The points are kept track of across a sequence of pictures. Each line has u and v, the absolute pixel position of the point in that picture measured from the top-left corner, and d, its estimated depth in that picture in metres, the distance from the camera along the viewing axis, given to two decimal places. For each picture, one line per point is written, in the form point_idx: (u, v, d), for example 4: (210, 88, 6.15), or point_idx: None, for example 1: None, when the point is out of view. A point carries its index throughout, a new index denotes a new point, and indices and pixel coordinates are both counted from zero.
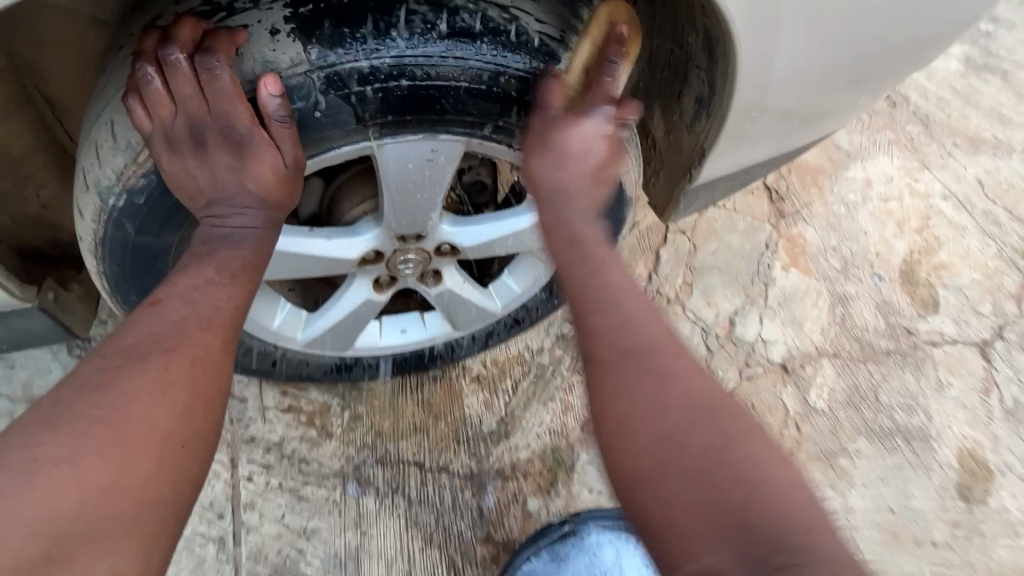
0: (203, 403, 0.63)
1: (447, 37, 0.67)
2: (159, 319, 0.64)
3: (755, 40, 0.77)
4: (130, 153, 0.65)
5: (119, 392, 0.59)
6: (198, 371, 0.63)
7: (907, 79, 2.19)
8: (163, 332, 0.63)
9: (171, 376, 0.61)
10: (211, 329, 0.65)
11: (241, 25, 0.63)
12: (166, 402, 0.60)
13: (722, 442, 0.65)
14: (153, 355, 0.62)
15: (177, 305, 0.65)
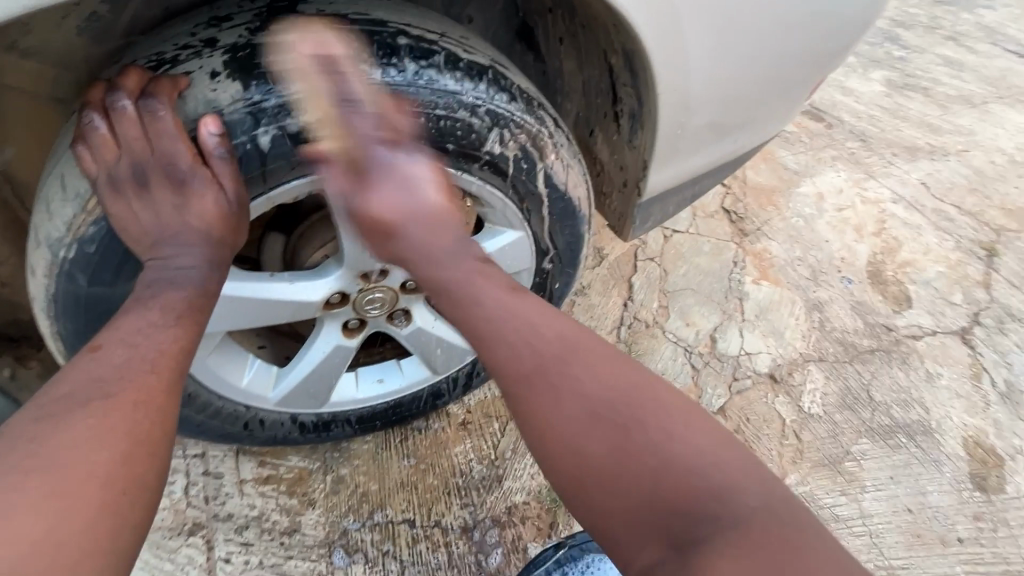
0: (148, 446, 0.59)
1: (380, 66, 0.70)
2: (99, 364, 0.62)
3: (667, 52, 0.84)
4: (79, 203, 0.66)
5: (56, 440, 0.55)
6: (142, 413, 0.60)
7: (838, 102, 2.36)
8: (103, 376, 0.61)
9: (111, 420, 0.58)
10: (154, 372, 0.63)
11: (184, 72, 0.65)
12: (106, 446, 0.57)
13: (624, 434, 0.61)
14: (93, 400, 0.59)
15: (117, 347, 0.63)
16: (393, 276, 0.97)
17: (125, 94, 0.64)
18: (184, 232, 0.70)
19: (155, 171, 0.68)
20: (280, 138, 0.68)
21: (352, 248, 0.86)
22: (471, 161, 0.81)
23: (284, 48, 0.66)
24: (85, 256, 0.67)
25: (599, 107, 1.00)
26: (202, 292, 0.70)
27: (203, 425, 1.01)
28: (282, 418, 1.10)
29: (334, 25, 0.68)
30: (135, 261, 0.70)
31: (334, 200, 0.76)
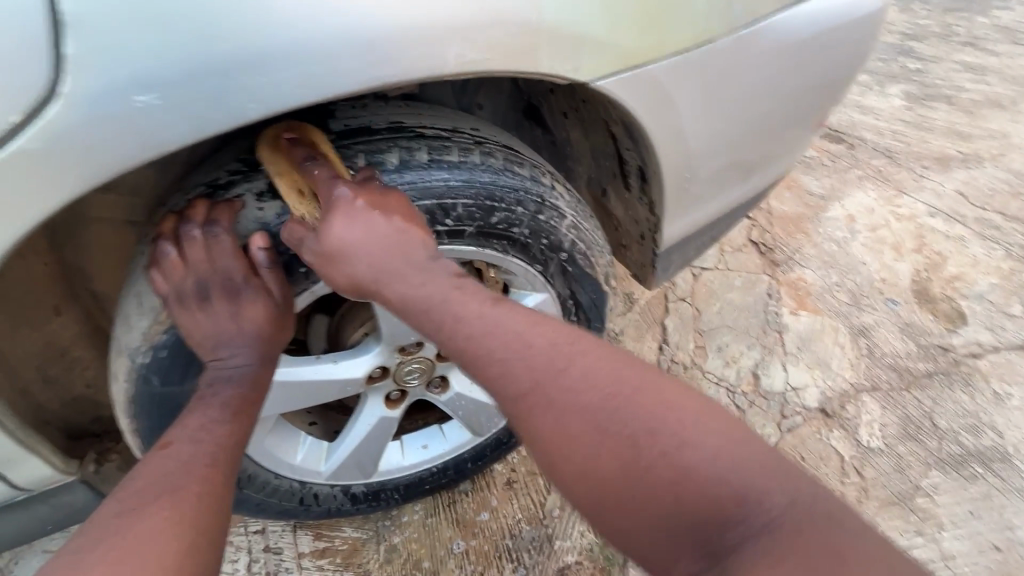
0: (212, 535, 0.61)
1: (400, 168, 0.78)
2: (170, 460, 0.66)
3: (662, 118, 0.90)
4: (153, 314, 0.74)
5: (133, 533, 0.58)
6: (206, 504, 0.63)
7: (858, 121, 2.34)
8: (173, 472, 0.65)
9: (180, 511, 0.61)
10: (216, 465, 0.67)
11: (236, 194, 0.73)
12: (174, 534, 0.59)
13: (634, 443, 0.55)
14: (164, 493, 0.62)
15: (187, 444, 0.68)
16: (428, 346, 1.02)
17: (193, 223, 0.71)
18: (241, 335, 0.76)
19: (216, 287, 0.74)
20: None
21: (387, 326, 0.93)
22: (489, 239, 0.87)
23: None
24: (158, 360, 0.75)
25: (608, 169, 1.05)
26: (253, 389, 0.77)
27: (262, 504, 1.07)
28: (334, 491, 1.14)
29: (359, 137, 0.77)
30: (198, 360, 0.77)
31: None
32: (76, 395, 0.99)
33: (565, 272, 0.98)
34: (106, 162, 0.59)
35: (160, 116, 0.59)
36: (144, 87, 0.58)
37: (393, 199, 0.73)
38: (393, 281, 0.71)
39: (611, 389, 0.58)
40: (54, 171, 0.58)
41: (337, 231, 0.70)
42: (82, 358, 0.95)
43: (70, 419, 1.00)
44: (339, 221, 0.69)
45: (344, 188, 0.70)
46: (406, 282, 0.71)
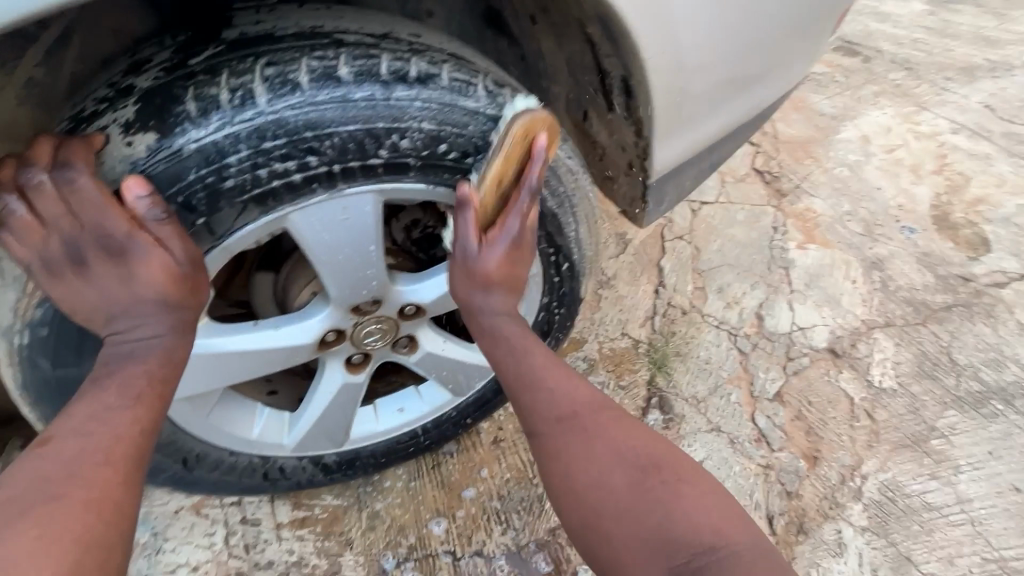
0: (100, 554, 0.53)
1: (311, 84, 0.61)
2: (49, 461, 0.55)
3: (648, 11, 0.73)
4: (17, 286, 0.60)
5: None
6: (95, 515, 0.54)
7: (875, 29, 2.09)
8: (52, 477, 0.54)
9: (59, 528, 0.51)
10: (108, 464, 0.56)
11: (100, 128, 0.59)
12: (53, 559, 0.50)
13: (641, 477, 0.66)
14: (38, 507, 0.52)
15: (71, 438, 0.57)
16: (386, 305, 0.89)
17: (36, 168, 0.55)
18: (140, 304, 0.62)
19: (91, 247, 0.59)
20: (217, 183, 0.61)
21: (333, 284, 0.80)
22: (436, 174, 0.71)
23: (200, 83, 0.59)
24: (42, 338, 0.63)
25: (588, 85, 0.88)
26: (166, 362, 0.64)
27: (221, 481, 0.98)
28: (302, 463, 1.06)
29: (258, 46, 0.61)
30: (94, 335, 0.64)
31: (300, 238, 0.70)
32: None
33: (537, 210, 0.83)
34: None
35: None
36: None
37: (134, 245, 0.60)
38: (128, 316, 0.62)
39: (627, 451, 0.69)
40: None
41: (82, 294, 0.61)
42: None
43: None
44: (105, 285, 0.61)
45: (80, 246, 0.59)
46: (124, 333, 0.63)
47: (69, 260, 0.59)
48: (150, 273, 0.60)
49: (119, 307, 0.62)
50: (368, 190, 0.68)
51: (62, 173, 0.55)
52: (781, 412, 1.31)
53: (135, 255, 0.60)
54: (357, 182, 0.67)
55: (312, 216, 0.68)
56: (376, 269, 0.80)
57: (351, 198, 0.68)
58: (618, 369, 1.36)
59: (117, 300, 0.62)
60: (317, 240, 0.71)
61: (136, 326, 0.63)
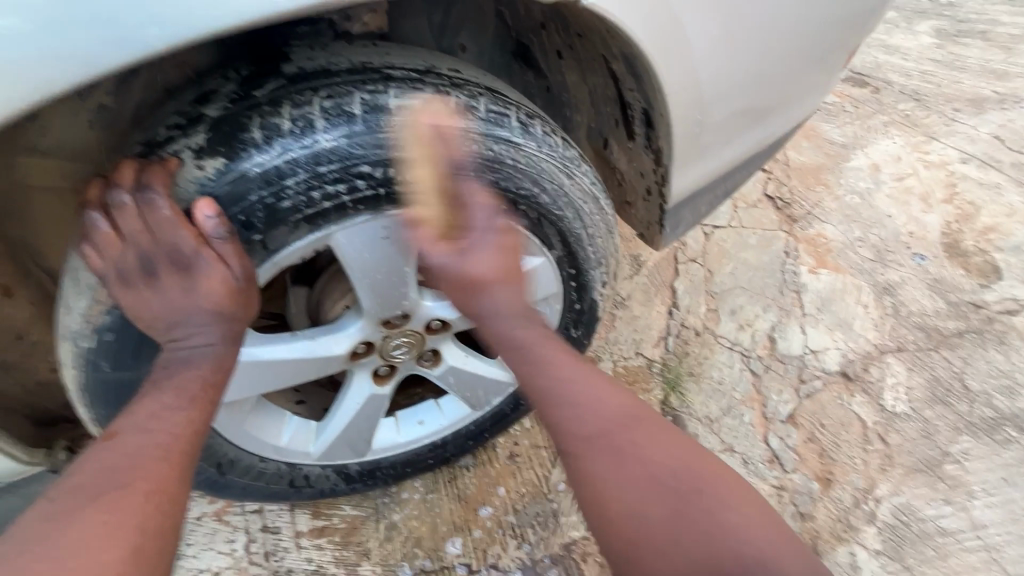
0: (157, 539, 0.57)
1: (362, 115, 0.67)
2: (114, 452, 0.61)
3: (669, 50, 0.78)
4: (91, 294, 0.66)
5: (65, 540, 0.54)
6: (154, 504, 0.59)
7: (884, 62, 2.15)
8: (118, 466, 0.60)
9: (123, 513, 0.56)
10: (165, 459, 0.62)
11: (172, 153, 0.64)
12: (117, 540, 0.55)
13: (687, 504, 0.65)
14: (103, 493, 0.57)
15: (134, 433, 0.63)
16: (415, 319, 0.93)
17: (123, 190, 0.63)
18: (199, 313, 0.69)
19: (162, 260, 0.66)
20: (275, 203, 0.66)
21: (368, 298, 0.85)
22: None
23: (264, 113, 0.65)
24: (107, 342, 0.68)
25: (609, 115, 0.93)
26: (217, 368, 0.70)
27: (249, 487, 1.02)
28: (326, 472, 1.09)
29: (316, 80, 0.67)
30: (152, 342, 0.70)
31: (342, 254, 0.75)
32: (40, 381, 0.91)
33: (563, 235, 0.88)
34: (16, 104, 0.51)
35: (74, 45, 0.51)
36: (51, 16, 0.50)
37: (199, 260, 0.66)
38: (185, 326, 0.69)
39: (674, 475, 0.67)
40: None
41: (147, 303, 0.67)
42: (43, 340, 0.88)
43: (36, 406, 0.93)
44: (168, 296, 0.68)
45: (152, 259, 0.66)
46: (180, 342, 0.69)
47: (140, 272, 0.66)
48: (210, 286, 0.67)
49: (178, 317, 0.68)
50: (407, 212, 0.74)
51: (145, 191, 0.63)
52: (794, 434, 1.32)
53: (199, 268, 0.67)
54: (398, 204, 0.73)
55: (355, 234, 0.73)
56: (406, 285, 0.85)
57: (391, 218, 0.74)
58: (632, 388, 1.39)
59: (177, 311, 0.69)
60: (356, 257, 0.76)
61: (192, 334, 0.69)
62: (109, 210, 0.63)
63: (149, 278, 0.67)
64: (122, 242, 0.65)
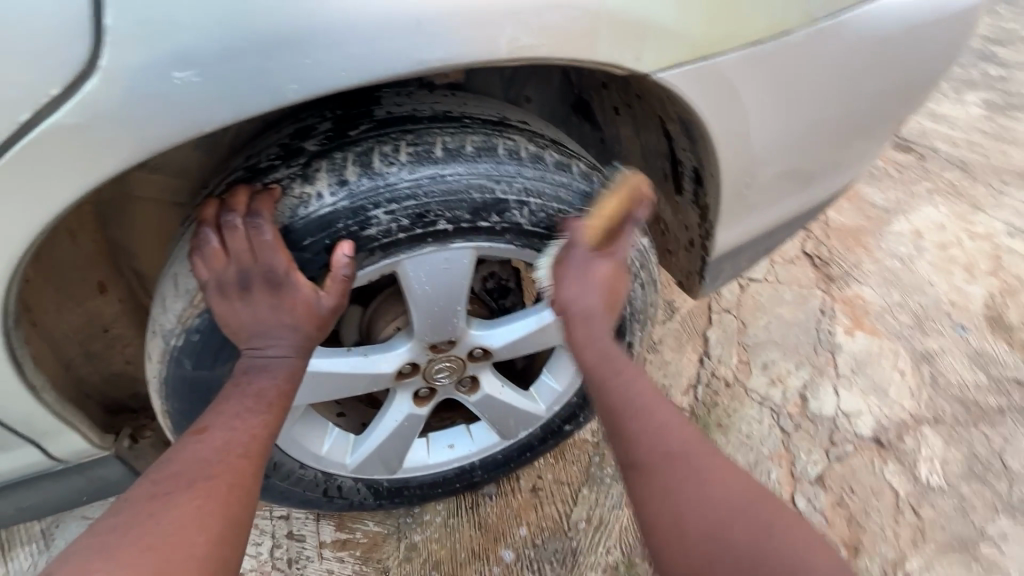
0: (235, 530, 0.62)
1: (442, 158, 0.74)
2: (203, 445, 0.66)
3: (725, 117, 0.83)
4: (187, 298, 0.74)
5: (163, 520, 0.59)
6: (236, 497, 0.64)
7: (930, 130, 2.17)
8: (209, 460, 0.65)
9: (211, 505, 0.62)
10: (246, 456, 0.67)
11: (274, 181, 0.72)
12: (204, 528, 0.60)
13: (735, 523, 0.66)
14: (197, 480, 0.63)
15: (221, 431, 0.68)
16: (460, 345, 0.98)
17: (235, 212, 0.70)
18: (278, 330, 0.73)
19: (257, 279, 0.71)
20: (359, 232, 0.73)
21: (421, 322, 0.90)
22: (528, 238, 0.82)
23: (356, 151, 0.72)
24: (194, 343, 0.75)
25: (659, 169, 0.99)
26: (291, 378, 0.74)
27: (287, 491, 1.06)
28: (358, 485, 1.13)
29: (402, 126, 0.74)
30: (231, 349, 0.78)
31: (406, 278, 0.82)
32: (114, 371, 0.99)
33: None
34: (142, 138, 0.58)
35: (199, 93, 0.58)
36: (209, 68, 0.57)
37: (292, 282, 0.72)
38: (265, 339, 0.73)
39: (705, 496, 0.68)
40: (93, 150, 0.57)
41: (236, 315, 0.72)
42: (123, 335, 0.96)
43: (106, 394, 1.00)
44: (252, 311, 0.72)
45: (247, 277, 0.71)
46: (258, 350, 0.73)
47: (235, 286, 0.71)
48: (296, 305, 0.73)
49: (259, 330, 0.73)
50: (468, 247, 0.80)
51: (256, 214, 0.70)
52: (822, 496, 1.31)
53: (288, 289, 0.72)
54: (464, 239, 0.79)
55: (420, 263, 0.80)
56: (457, 312, 0.91)
57: (454, 252, 0.80)
58: None
59: (258, 325, 0.73)
60: (419, 282, 0.83)
61: (272, 345, 0.73)
62: (227, 226, 0.70)
63: (239, 292, 0.72)
64: (225, 256, 0.71)
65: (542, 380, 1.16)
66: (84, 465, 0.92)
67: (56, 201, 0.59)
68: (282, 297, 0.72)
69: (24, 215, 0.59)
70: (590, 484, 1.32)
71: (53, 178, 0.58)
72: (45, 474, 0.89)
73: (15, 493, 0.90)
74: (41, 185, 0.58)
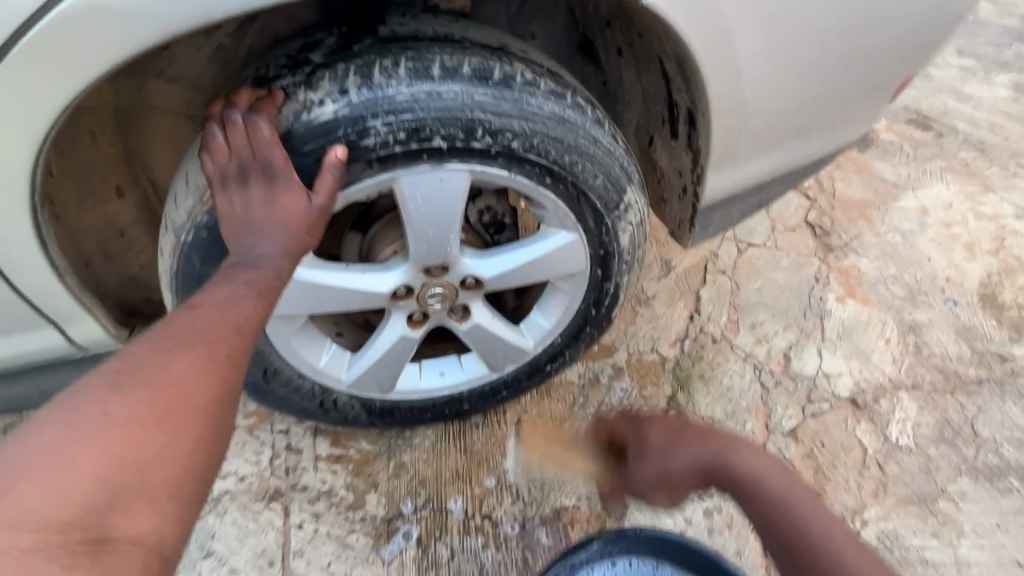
0: (230, 400, 0.64)
1: (439, 77, 0.80)
2: (203, 317, 0.68)
3: (717, 57, 0.85)
4: (197, 195, 0.80)
5: (167, 373, 0.60)
6: (234, 368, 0.66)
7: (952, 109, 2.13)
8: (204, 327, 0.67)
9: (211, 369, 0.63)
10: (243, 333, 0.69)
11: (283, 87, 0.79)
12: (206, 388, 0.62)
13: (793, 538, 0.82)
14: (198, 344, 0.64)
15: (217, 306, 0.69)
16: (453, 272, 1.03)
17: (236, 109, 0.77)
18: (271, 228, 0.77)
19: (254, 172, 0.77)
20: (357, 141, 0.80)
21: (416, 244, 0.95)
22: (517, 163, 0.88)
23: (360, 65, 0.79)
24: (202, 239, 0.82)
25: (658, 113, 1.01)
26: (278, 274, 0.77)
27: (285, 398, 1.14)
28: (352, 401, 1.20)
29: (404, 43, 0.81)
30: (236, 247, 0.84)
31: (403, 197, 0.87)
32: (129, 275, 1.06)
33: (594, 210, 0.98)
34: (172, 21, 0.66)
35: None
36: None
37: (286, 176, 0.77)
38: (254, 234, 0.77)
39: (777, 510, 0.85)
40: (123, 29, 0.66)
41: (230, 206, 0.77)
42: (138, 241, 1.02)
43: (121, 296, 1.07)
44: (245, 203, 0.77)
45: (245, 169, 0.77)
46: (249, 244, 0.77)
47: (232, 178, 0.77)
48: (287, 199, 0.77)
49: (250, 225, 0.77)
50: (462, 168, 0.86)
51: (256, 111, 0.77)
52: (793, 447, 1.36)
53: (281, 185, 0.77)
54: (458, 158, 0.85)
55: (416, 181, 0.85)
56: (450, 238, 0.95)
57: (450, 172, 0.86)
58: (642, 380, 1.45)
59: (249, 219, 0.77)
60: (415, 201, 0.87)
61: (259, 240, 0.77)
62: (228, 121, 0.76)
63: (236, 185, 0.77)
64: (226, 148, 0.77)
65: (532, 317, 1.19)
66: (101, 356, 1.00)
67: (87, 75, 0.67)
68: (276, 192, 0.77)
69: (60, 86, 0.68)
70: (572, 421, 1.39)
71: (93, 55, 0.66)
72: (67, 359, 0.98)
73: (39, 375, 0.98)
74: (81, 58, 0.66)
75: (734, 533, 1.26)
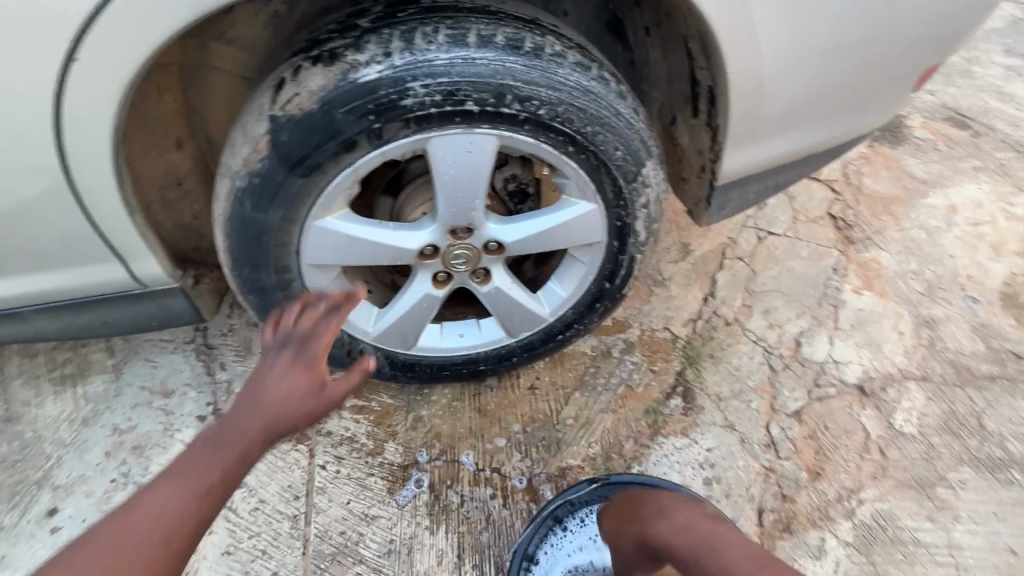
0: (183, 543, 0.64)
1: (474, 45, 0.88)
2: (186, 458, 0.68)
3: (737, 35, 0.90)
4: (252, 145, 0.91)
5: (118, 527, 0.62)
6: (195, 512, 0.65)
7: (992, 108, 2.09)
8: (194, 471, 0.67)
9: (168, 514, 0.63)
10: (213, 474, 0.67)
11: (332, 49, 0.87)
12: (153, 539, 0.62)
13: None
14: (168, 483, 0.65)
15: (199, 448, 0.69)
16: (477, 235, 1.09)
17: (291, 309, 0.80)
18: (277, 392, 0.75)
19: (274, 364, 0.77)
20: (398, 101, 0.87)
21: (444, 205, 1.02)
22: (543, 130, 0.95)
23: (404, 32, 0.87)
24: (256, 185, 0.93)
25: (681, 93, 1.06)
26: (265, 426, 0.73)
27: None
28: (377, 353, 1.27)
29: (445, 13, 0.89)
30: (284, 194, 0.94)
31: (434, 158, 0.95)
32: (183, 223, 1.16)
33: (613, 180, 1.05)
34: None
35: None
36: None
37: (289, 385, 0.75)
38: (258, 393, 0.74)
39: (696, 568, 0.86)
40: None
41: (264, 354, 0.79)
42: (193, 191, 1.12)
43: (175, 241, 1.17)
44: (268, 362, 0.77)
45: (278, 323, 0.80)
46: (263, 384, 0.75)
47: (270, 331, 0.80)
48: (287, 389, 0.75)
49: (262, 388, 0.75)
50: (492, 133, 0.93)
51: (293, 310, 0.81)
52: (796, 427, 1.40)
53: (281, 368, 0.76)
54: (488, 123, 0.92)
55: (447, 143, 0.93)
56: (477, 201, 1.02)
57: (479, 136, 0.93)
58: (653, 356, 1.50)
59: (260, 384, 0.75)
60: (445, 162, 0.95)
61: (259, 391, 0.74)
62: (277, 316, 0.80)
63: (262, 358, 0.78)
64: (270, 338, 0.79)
65: (549, 286, 1.25)
66: (157, 292, 1.10)
67: (173, 26, 0.78)
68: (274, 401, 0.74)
69: (147, 34, 0.78)
70: (583, 389, 1.45)
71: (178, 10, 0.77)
72: (126, 294, 1.09)
73: (102, 306, 1.09)
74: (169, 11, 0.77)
75: (731, 502, 1.31)
